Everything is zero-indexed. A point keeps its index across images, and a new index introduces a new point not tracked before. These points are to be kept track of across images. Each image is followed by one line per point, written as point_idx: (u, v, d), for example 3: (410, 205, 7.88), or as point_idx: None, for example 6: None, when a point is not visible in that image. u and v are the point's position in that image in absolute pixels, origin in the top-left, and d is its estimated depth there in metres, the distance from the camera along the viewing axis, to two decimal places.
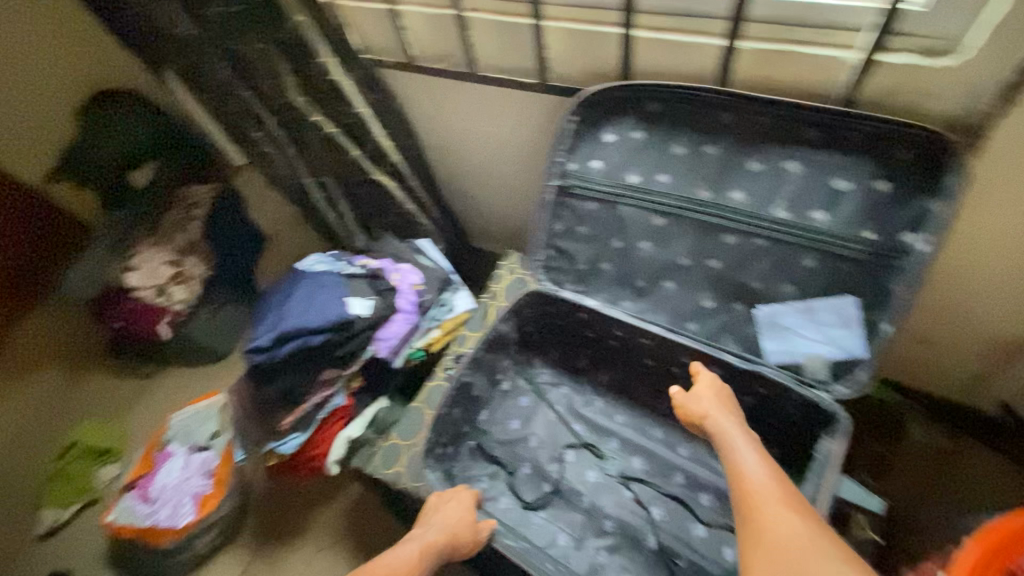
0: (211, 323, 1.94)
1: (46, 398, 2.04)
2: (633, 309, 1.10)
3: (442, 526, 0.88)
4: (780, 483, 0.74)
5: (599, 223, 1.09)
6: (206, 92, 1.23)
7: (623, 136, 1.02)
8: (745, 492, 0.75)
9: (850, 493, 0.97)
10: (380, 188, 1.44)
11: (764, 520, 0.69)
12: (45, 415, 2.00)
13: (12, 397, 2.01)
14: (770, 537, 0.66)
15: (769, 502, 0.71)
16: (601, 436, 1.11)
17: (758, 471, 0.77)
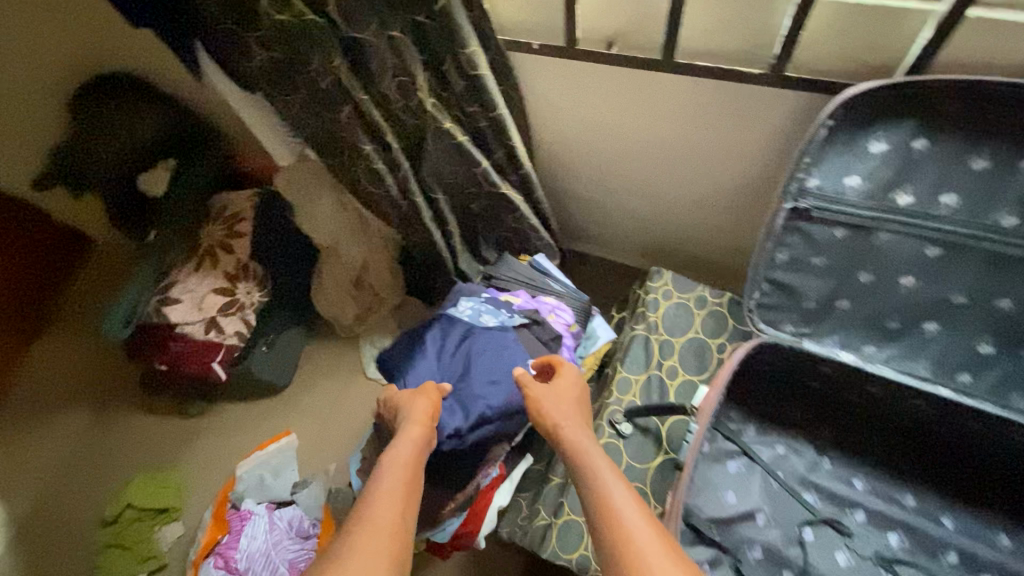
0: (269, 354, 1.67)
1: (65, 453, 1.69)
2: (878, 356, 0.90)
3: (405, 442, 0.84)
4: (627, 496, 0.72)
5: (843, 253, 0.87)
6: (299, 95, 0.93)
7: (897, 145, 0.79)
8: (608, 507, 0.70)
9: None
10: (503, 202, 1.17)
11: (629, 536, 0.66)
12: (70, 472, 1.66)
13: (31, 454, 1.68)
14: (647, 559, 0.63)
15: (636, 526, 0.67)
16: (840, 506, 0.93)
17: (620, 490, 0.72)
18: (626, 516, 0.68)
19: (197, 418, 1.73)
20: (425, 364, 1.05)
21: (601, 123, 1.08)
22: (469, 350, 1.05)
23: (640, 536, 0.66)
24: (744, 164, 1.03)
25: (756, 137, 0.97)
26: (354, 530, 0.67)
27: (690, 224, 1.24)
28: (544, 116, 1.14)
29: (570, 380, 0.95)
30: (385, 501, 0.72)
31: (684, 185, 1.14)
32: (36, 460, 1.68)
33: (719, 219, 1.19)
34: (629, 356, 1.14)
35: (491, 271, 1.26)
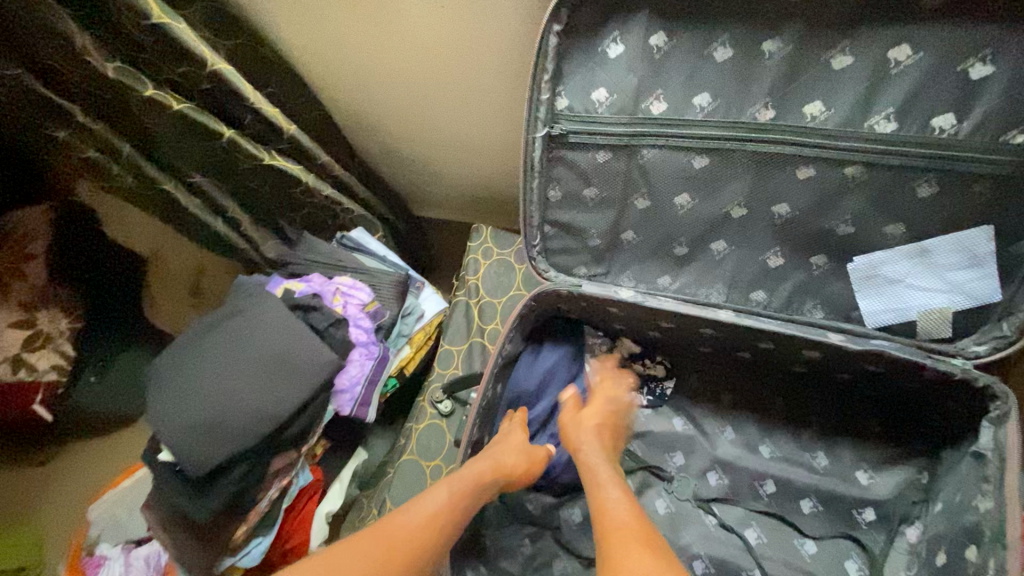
0: (107, 384, 1.49)
1: None
2: (672, 287, 0.82)
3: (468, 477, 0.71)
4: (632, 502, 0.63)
5: (614, 180, 0.76)
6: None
7: (635, 44, 0.68)
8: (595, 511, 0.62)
9: None
10: (281, 177, 1.02)
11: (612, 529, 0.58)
12: None
13: None
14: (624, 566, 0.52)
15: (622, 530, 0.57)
16: (659, 452, 0.87)
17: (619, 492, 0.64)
18: (616, 525, 0.58)
19: (50, 462, 1.57)
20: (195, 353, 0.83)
21: (367, 63, 0.95)
22: (242, 335, 0.84)
23: (625, 533, 0.57)
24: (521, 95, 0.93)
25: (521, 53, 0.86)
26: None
27: (509, 171, 1.12)
28: (311, 69, 1.00)
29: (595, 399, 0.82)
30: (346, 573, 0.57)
31: (477, 126, 1.02)
32: None
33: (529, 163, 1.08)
34: (450, 327, 1.04)
35: (291, 257, 1.10)
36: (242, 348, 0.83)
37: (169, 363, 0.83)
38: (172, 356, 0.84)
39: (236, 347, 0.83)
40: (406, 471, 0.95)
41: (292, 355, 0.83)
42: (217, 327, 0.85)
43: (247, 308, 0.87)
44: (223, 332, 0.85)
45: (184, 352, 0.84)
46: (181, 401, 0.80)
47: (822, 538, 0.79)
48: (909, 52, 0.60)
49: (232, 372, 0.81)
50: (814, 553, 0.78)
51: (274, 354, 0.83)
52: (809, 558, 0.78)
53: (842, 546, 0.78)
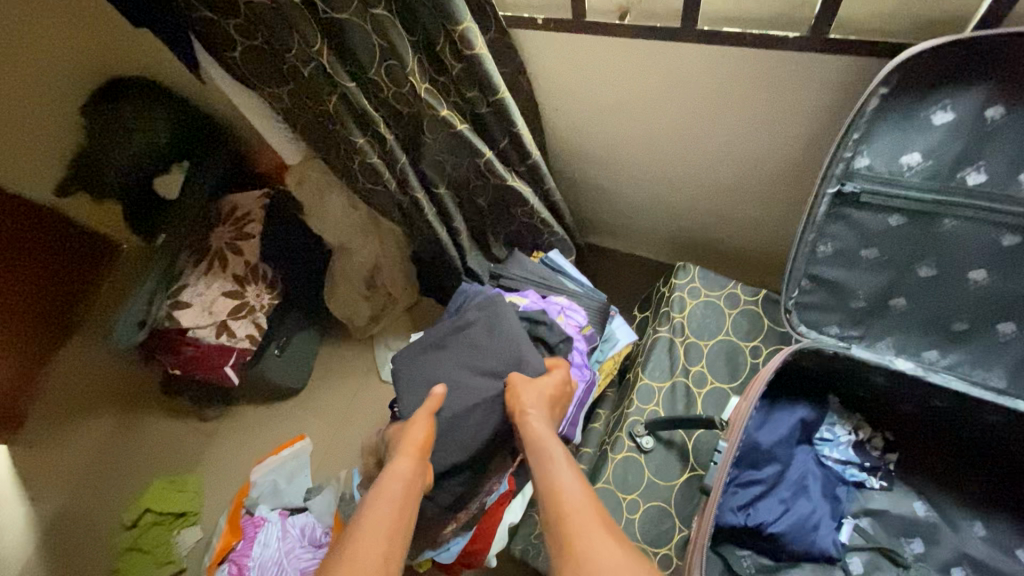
0: (284, 359, 1.62)
1: (98, 448, 1.68)
2: (940, 363, 0.77)
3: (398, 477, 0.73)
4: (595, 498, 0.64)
5: (898, 244, 0.75)
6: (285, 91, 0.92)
7: (966, 114, 0.66)
8: (557, 508, 0.63)
9: None
10: (511, 196, 1.08)
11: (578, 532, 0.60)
12: (103, 471, 1.65)
13: (66, 448, 1.68)
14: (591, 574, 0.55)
15: (578, 514, 0.62)
16: (891, 533, 0.82)
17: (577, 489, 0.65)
18: (572, 507, 0.62)
19: (217, 419, 1.71)
20: (445, 353, 0.94)
21: (617, 101, 0.97)
22: (485, 346, 0.92)
23: (579, 509, 0.62)
24: (788, 140, 0.91)
25: (821, 104, 0.83)
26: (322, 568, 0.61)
27: (725, 212, 1.11)
28: (551, 102, 1.04)
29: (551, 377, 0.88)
30: (370, 551, 0.61)
31: (724, 169, 1.01)
32: (70, 454, 1.68)
33: (769, 208, 1.05)
34: (651, 360, 1.04)
35: (500, 271, 1.14)
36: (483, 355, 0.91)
37: (424, 356, 0.95)
38: (431, 347, 0.97)
39: (475, 356, 0.92)
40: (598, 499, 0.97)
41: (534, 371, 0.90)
42: (463, 334, 0.95)
43: (490, 321, 0.94)
44: (469, 340, 0.94)
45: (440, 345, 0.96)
46: (428, 393, 0.92)
47: None
48: None
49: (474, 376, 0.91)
50: None
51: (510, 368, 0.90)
52: None
53: None
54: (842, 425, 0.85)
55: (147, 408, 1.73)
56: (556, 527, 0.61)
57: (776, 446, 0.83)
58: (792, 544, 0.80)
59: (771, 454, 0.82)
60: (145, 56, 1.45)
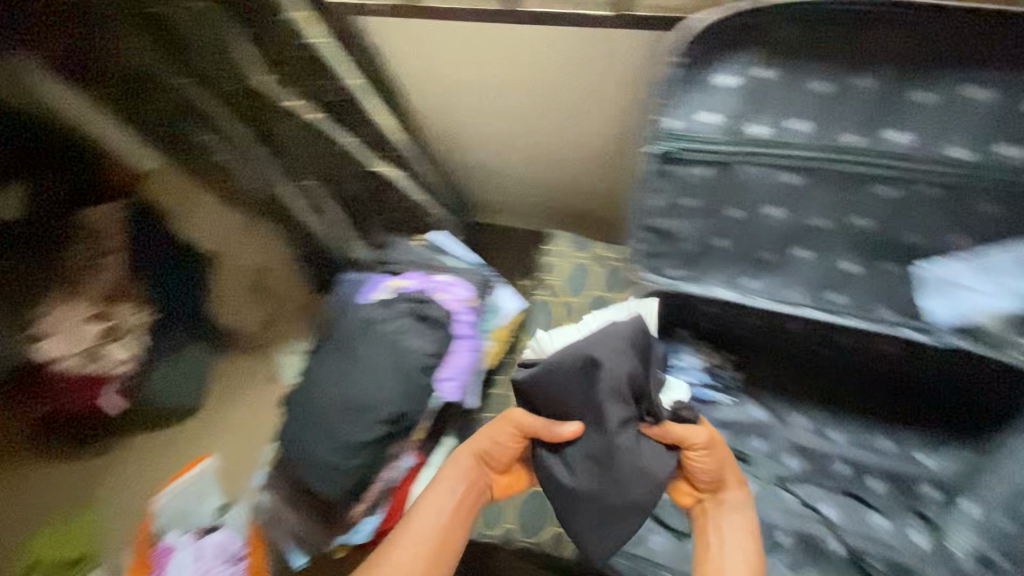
0: (172, 377, 1.51)
1: None
2: (757, 289, 0.92)
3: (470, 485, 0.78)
4: None
5: (712, 192, 0.87)
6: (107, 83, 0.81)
7: (745, 76, 0.78)
8: None
9: None
10: (382, 181, 1.10)
11: None
12: None
13: None
14: None
15: None
16: (739, 436, 0.97)
17: None
18: None
19: None
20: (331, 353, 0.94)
21: (467, 80, 1.01)
22: (368, 335, 0.93)
23: None
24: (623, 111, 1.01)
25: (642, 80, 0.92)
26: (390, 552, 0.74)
27: (586, 183, 1.20)
28: (407, 85, 1.06)
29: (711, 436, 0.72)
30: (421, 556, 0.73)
31: (576, 144, 1.10)
32: None
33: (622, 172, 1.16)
34: (530, 322, 1.15)
35: (382, 256, 1.17)
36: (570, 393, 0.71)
37: (317, 364, 0.95)
38: (336, 325, 0.97)
39: (361, 349, 0.93)
40: None
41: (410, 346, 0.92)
42: (348, 329, 0.96)
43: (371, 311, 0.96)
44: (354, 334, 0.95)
45: (635, 352, 0.70)
46: (317, 388, 0.91)
47: (889, 513, 0.89)
48: (984, 92, 0.72)
49: (370, 350, 0.92)
50: (885, 526, 0.88)
51: (409, 346, 0.92)
52: (882, 530, 0.87)
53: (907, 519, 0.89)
54: (690, 353, 0.98)
55: None
56: None
57: None
58: None
59: None
60: None
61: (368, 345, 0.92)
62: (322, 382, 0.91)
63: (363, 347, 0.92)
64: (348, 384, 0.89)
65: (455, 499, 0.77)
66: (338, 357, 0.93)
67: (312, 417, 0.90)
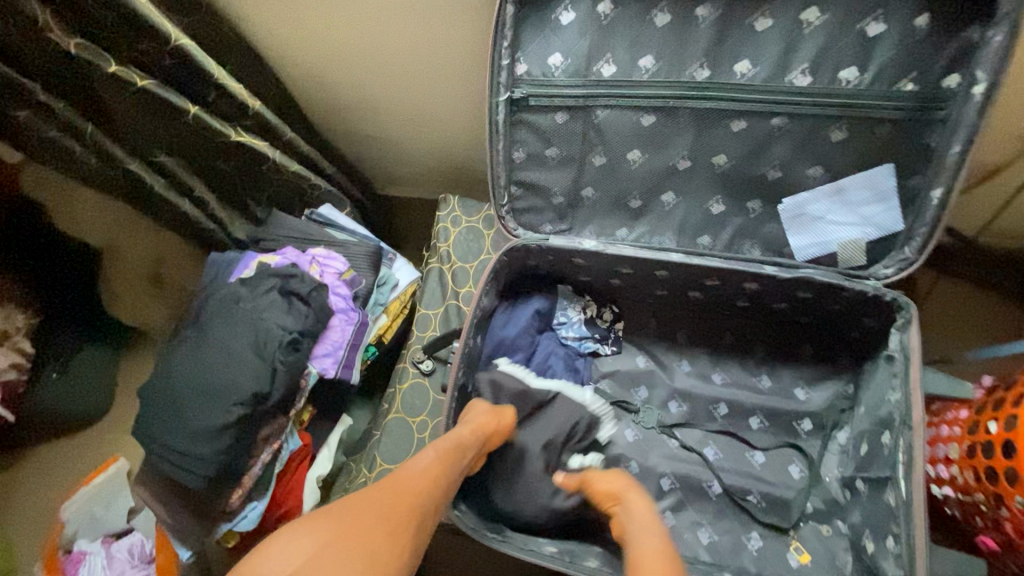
0: (69, 381, 1.45)
1: None
2: (629, 238, 0.90)
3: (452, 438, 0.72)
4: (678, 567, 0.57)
5: (572, 139, 0.84)
6: None
7: (586, 12, 0.75)
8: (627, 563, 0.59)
9: (936, 387, 0.83)
10: (248, 153, 1.03)
11: None
12: None
13: None
14: None
15: None
16: (626, 388, 0.96)
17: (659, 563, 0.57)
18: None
19: (12, 467, 1.51)
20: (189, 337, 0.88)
21: (338, 40, 1.00)
22: (227, 315, 0.88)
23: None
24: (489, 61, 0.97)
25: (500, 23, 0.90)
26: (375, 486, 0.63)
27: (474, 143, 1.17)
28: (280, 51, 1.04)
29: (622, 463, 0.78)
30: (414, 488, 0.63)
31: (452, 97, 1.07)
32: None
33: None
34: (426, 291, 1.09)
35: (262, 234, 1.11)
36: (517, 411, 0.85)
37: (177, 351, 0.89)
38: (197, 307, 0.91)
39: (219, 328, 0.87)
40: (388, 428, 1.01)
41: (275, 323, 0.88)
42: (209, 311, 0.90)
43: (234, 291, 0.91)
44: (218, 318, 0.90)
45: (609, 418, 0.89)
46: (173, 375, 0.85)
47: (768, 449, 0.91)
48: (818, 14, 0.70)
49: (231, 332, 0.86)
50: (763, 462, 0.90)
51: (273, 322, 0.88)
52: (759, 466, 0.90)
53: (786, 453, 0.91)
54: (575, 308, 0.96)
55: None
56: None
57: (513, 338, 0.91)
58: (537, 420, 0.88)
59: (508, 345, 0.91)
60: None
61: (223, 326, 0.87)
62: (176, 371, 0.85)
63: (220, 329, 0.86)
64: (203, 369, 0.84)
65: (436, 455, 0.69)
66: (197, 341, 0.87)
67: (164, 402, 0.84)
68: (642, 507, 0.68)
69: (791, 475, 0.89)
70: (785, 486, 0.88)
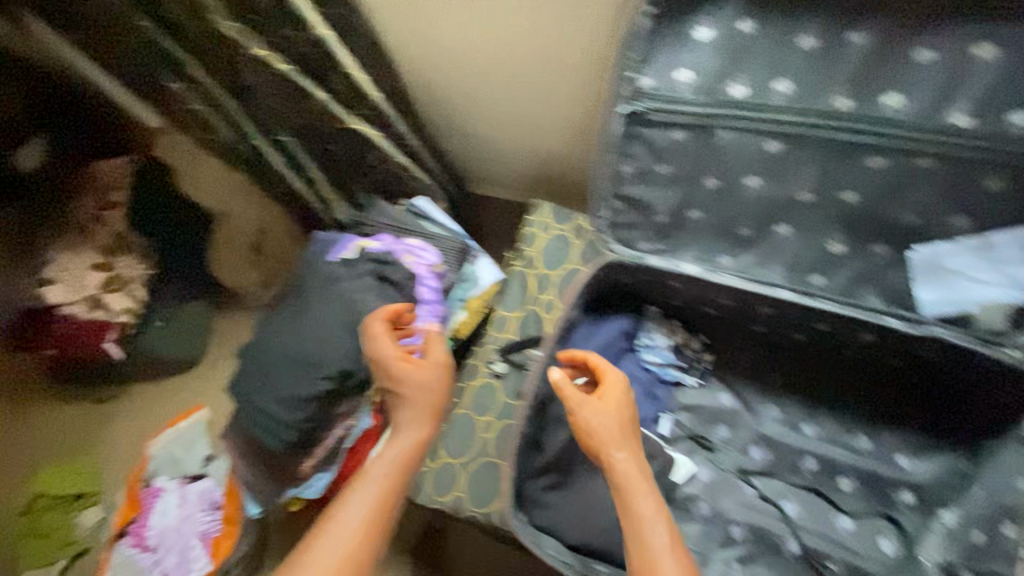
0: (171, 330, 1.57)
1: None
2: (733, 267, 0.86)
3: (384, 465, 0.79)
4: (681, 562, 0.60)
5: (687, 158, 0.81)
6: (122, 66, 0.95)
7: (724, 28, 0.71)
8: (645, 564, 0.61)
9: None
10: (360, 140, 1.08)
11: None
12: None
13: None
14: None
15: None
16: (705, 423, 0.91)
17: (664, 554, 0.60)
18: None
19: (112, 400, 1.67)
20: (292, 308, 0.96)
21: (457, 41, 1.00)
22: (328, 293, 0.94)
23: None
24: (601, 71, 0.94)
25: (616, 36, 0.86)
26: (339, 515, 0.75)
27: (572, 151, 1.16)
28: (399, 41, 1.06)
29: (614, 395, 0.71)
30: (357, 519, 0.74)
31: (554, 105, 1.05)
32: None
33: None
34: (506, 294, 1.10)
35: (362, 218, 1.16)
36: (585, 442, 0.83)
37: (279, 317, 0.96)
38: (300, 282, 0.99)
39: (321, 304, 0.94)
40: (455, 423, 1.02)
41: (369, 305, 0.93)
42: (310, 286, 0.97)
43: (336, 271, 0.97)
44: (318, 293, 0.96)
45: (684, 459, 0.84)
46: (273, 343, 0.93)
47: (856, 514, 0.84)
48: (993, 51, 0.62)
49: (329, 310, 0.93)
50: (850, 528, 0.84)
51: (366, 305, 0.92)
52: (845, 532, 0.83)
53: (877, 523, 0.83)
54: (660, 332, 0.93)
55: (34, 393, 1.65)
56: None
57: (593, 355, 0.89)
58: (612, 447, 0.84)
59: None
60: None
61: (319, 301, 0.94)
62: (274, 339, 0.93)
63: (318, 304, 0.94)
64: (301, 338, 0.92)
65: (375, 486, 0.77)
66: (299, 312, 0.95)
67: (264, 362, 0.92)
68: (631, 472, 0.66)
69: (880, 549, 0.82)
70: (871, 559, 0.81)
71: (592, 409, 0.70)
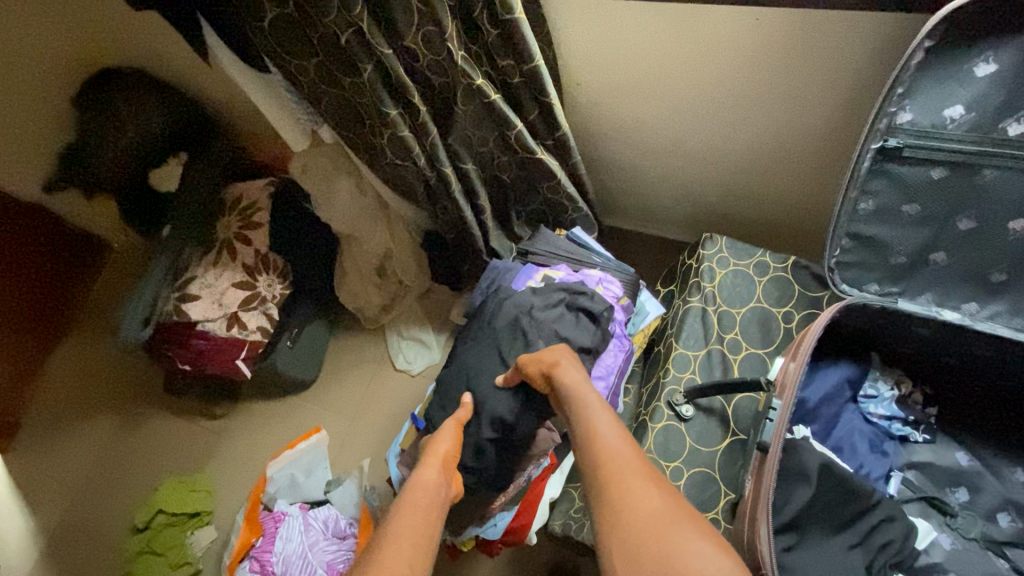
0: (295, 351, 1.56)
1: (101, 451, 1.59)
2: (981, 314, 0.79)
3: (419, 491, 0.70)
4: (629, 443, 0.64)
5: (941, 198, 0.76)
6: (325, 89, 0.91)
7: (1011, 66, 0.67)
8: (602, 455, 0.63)
9: None
10: (540, 170, 1.06)
11: (616, 467, 0.61)
12: (109, 476, 1.57)
13: (67, 453, 1.59)
14: (625, 500, 0.58)
15: (617, 461, 0.61)
16: (936, 484, 0.85)
17: (611, 431, 0.65)
18: (613, 457, 0.62)
19: (225, 418, 1.63)
20: (484, 338, 0.94)
21: (652, 76, 0.96)
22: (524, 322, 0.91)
23: (622, 463, 0.61)
24: (833, 104, 0.90)
25: (862, 66, 0.83)
26: (379, 542, 0.61)
27: (763, 185, 1.09)
28: (579, 77, 1.02)
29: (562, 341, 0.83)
30: (404, 539, 0.61)
31: (757, 138, 1.00)
32: (73, 458, 1.58)
33: (796, 175, 1.04)
34: (684, 331, 1.04)
35: (527, 247, 1.13)
36: (827, 502, 0.76)
37: (470, 348, 0.94)
38: (491, 309, 0.96)
39: (518, 333, 0.91)
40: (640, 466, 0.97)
41: (570, 335, 0.90)
42: (502, 317, 0.93)
43: (529, 299, 0.93)
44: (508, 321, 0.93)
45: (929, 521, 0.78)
46: (471, 374, 0.92)
47: None
48: None
49: (527, 341, 0.91)
50: None
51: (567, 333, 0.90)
52: None
53: None
54: (883, 381, 0.86)
55: (151, 408, 1.64)
56: (598, 470, 0.62)
57: (812, 402, 0.84)
58: (855, 508, 0.77)
59: (809, 408, 0.84)
60: (128, 39, 1.32)
61: (507, 333, 0.92)
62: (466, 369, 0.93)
63: (511, 339, 0.92)
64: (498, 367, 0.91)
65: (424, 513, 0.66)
66: (492, 342, 0.93)
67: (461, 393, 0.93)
68: (578, 383, 0.73)
69: None
70: None
71: (532, 358, 0.81)
